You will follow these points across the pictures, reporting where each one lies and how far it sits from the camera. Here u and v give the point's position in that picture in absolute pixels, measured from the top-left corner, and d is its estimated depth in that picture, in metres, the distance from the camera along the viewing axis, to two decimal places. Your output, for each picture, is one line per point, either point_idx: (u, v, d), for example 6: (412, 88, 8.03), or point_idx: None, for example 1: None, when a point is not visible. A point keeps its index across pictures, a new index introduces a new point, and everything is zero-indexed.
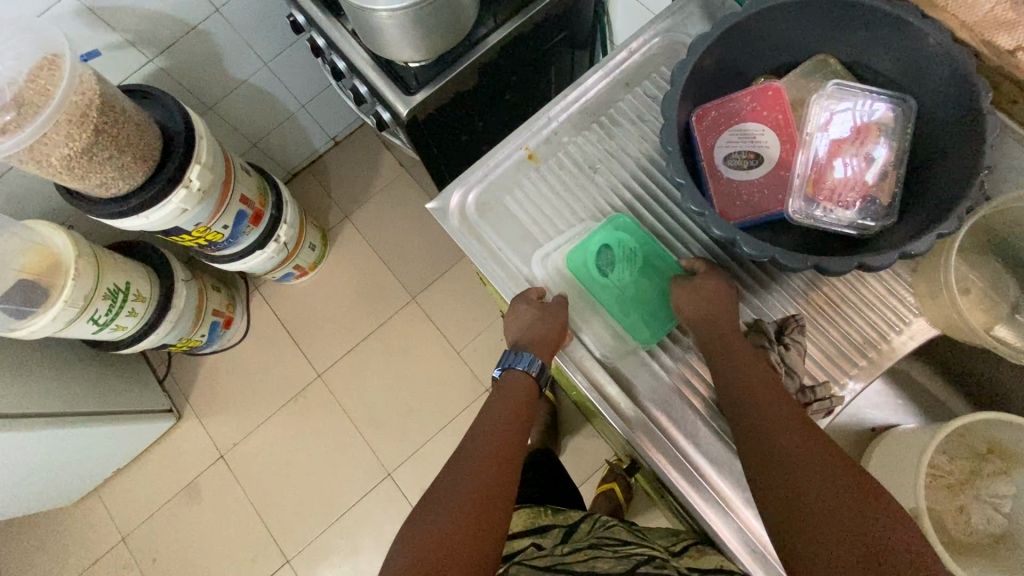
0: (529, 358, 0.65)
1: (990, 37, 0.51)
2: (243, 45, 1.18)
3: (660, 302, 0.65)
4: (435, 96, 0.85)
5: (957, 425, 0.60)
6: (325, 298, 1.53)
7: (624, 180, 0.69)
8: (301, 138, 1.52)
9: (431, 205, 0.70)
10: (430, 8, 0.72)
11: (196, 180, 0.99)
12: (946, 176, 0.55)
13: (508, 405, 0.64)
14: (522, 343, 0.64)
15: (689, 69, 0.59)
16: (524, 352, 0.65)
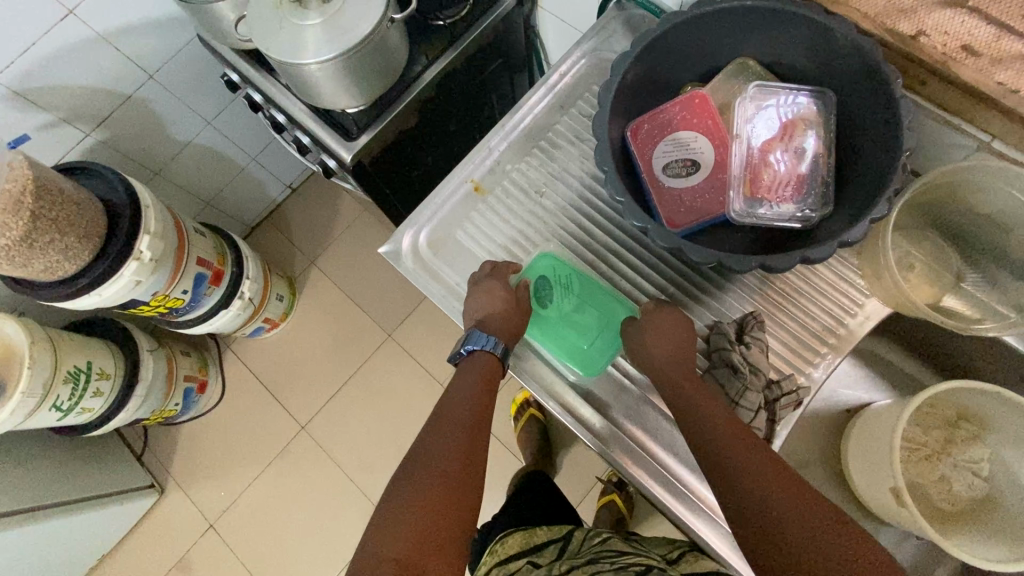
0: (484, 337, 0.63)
1: (891, 24, 0.55)
2: (183, 107, 1.17)
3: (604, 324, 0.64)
4: (377, 138, 0.85)
5: (925, 397, 0.61)
6: (300, 348, 1.51)
7: (571, 200, 0.70)
8: (255, 190, 1.51)
9: (384, 249, 0.69)
10: (359, 54, 0.72)
11: (147, 250, 0.97)
12: (871, 159, 0.57)
13: (472, 384, 0.63)
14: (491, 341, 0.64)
15: (616, 87, 0.61)
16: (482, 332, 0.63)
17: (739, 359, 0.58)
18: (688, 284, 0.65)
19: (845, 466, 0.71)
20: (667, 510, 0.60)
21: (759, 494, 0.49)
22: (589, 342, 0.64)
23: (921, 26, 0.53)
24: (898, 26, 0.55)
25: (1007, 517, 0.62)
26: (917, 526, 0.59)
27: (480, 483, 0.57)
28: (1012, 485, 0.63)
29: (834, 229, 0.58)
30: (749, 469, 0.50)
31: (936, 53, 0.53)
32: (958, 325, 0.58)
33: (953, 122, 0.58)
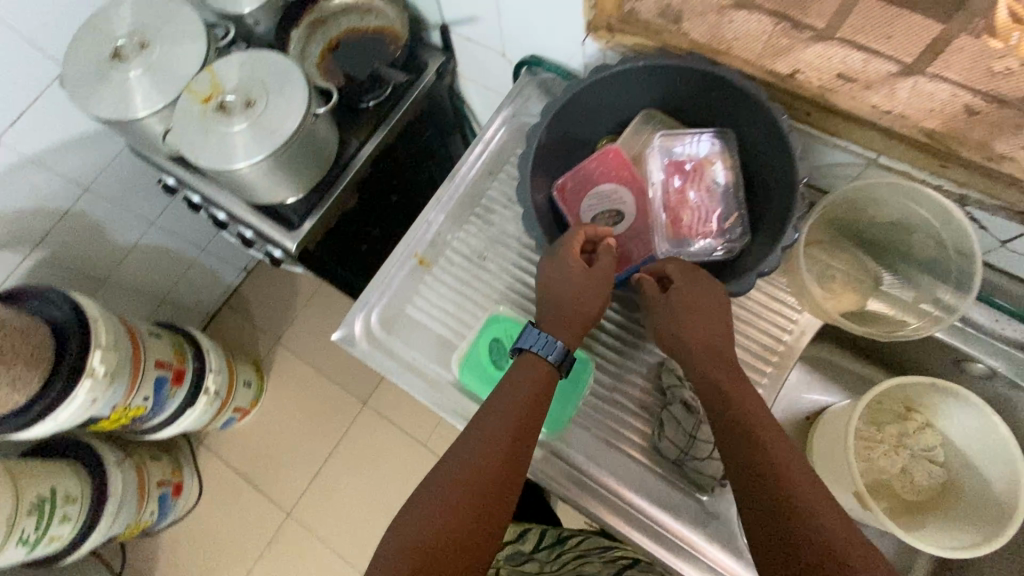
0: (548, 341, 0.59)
1: (771, 64, 0.62)
2: (125, 212, 1.18)
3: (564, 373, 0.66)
4: (320, 222, 0.87)
5: (872, 394, 0.65)
6: (275, 431, 1.47)
7: (513, 261, 0.72)
8: (210, 278, 1.49)
9: (338, 336, 0.70)
10: (288, 150, 0.75)
11: (100, 365, 0.95)
12: (774, 189, 0.64)
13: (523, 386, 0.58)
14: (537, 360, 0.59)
15: (533, 156, 0.64)
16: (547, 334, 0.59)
17: (692, 393, 0.60)
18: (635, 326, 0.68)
19: None
20: (650, 555, 0.60)
21: (776, 478, 0.48)
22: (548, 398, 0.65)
23: (795, 65, 0.60)
24: (776, 65, 0.62)
25: (967, 499, 0.65)
26: (885, 525, 0.61)
27: (503, 522, 0.52)
28: (966, 466, 0.67)
29: (756, 257, 0.62)
30: (770, 456, 0.50)
31: (814, 87, 0.60)
32: (888, 332, 0.62)
33: (842, 145, 0.63)
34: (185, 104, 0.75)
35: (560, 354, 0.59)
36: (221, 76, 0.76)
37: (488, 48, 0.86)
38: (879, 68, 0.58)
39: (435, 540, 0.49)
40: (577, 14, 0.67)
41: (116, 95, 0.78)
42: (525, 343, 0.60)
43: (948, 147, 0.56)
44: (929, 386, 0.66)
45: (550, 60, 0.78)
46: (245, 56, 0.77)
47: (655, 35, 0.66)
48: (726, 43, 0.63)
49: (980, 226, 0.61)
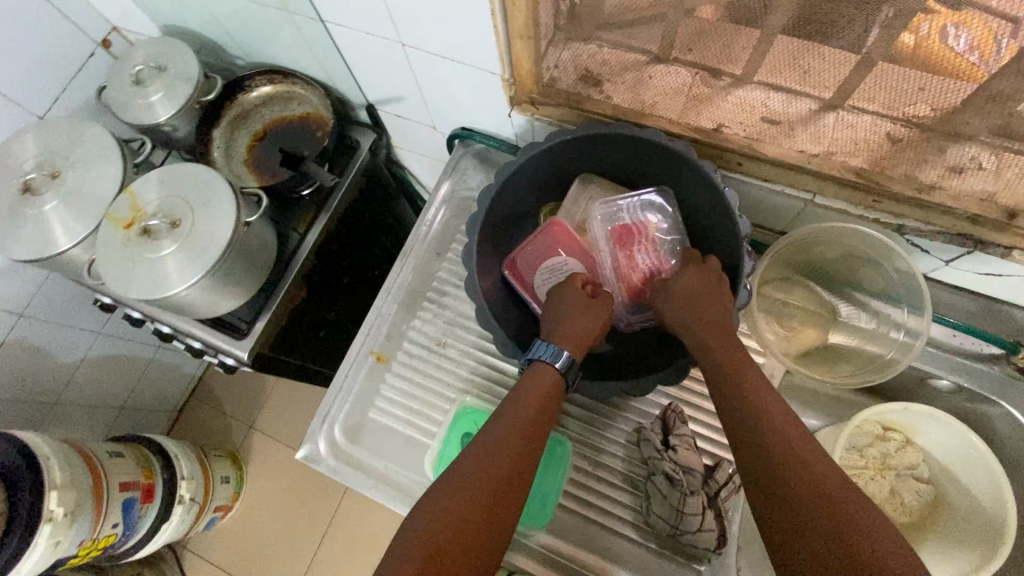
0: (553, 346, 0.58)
1: (695, 121, 0.62)
2: (67, 329, 1.12)
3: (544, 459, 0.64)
4: (270, 323, 0.83)
5: (859, 418, 0.65)
6: (262, 522, 1.42)
7: (474, 343, 0.70)
8: (172, 374, 1.43)
9: (302, 454, 0.67)
10: (223, 265, 0.71)
11: (59, 506, 0.88)
12: (720, 240, 0.64)
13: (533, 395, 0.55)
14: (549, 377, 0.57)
15: (476, 251, 0.62)
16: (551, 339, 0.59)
17: (672, 466, 0.59)
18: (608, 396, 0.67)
19: None
20: None
21: (796, 461, 0.45)
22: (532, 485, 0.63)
23: (719, 121, 0.61)
24: (701, 122, 0.62)
25: (956, 515, 0.66)
26: None
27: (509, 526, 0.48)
28: (952, 481, 0.67)
29: None
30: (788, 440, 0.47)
31: (740, 139, 0.61)
32: (859, 378, 0.62)
33: (779, 189, 0.63)
34: (107, 232, 0.71)
35: (566, 362, 0.57)
36: (143, 198, 0.72)
37: (417, 122, 0.85)
38: (800, 106, 0.57)
39: (439, 531, 0.45)
40: (499, 91, 0.67)
41: (32, 231, 0.73)
42: (535, 353, 0.58)
43: (878, 183, 0.57)
44: (920, 412, 0.66)
45: (481, 130, 0.77)
46: (162, 173, 0.73)
47: (578, 103, 0.65)
48: (648, 104, 0.64)
49: (922, 249, 0.62)
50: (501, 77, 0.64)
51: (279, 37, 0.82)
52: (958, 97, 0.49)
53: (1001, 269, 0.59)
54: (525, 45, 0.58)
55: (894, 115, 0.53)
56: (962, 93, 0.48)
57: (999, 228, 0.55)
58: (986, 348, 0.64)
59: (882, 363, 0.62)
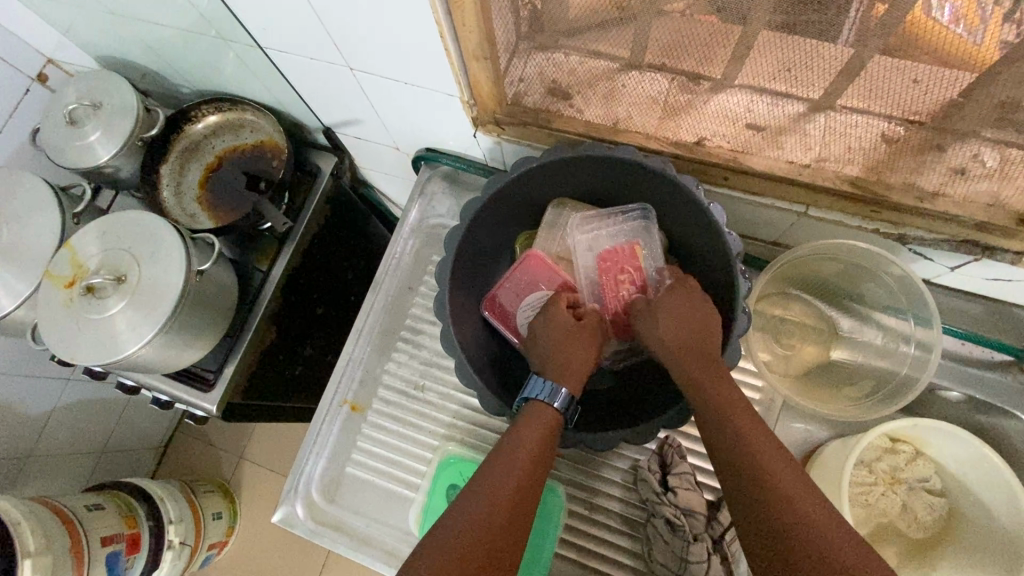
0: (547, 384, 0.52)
1: (675, 135, 0.58)
2: (34, 378, 1.07)
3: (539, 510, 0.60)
4: (239, 370, 0.78)
5: (867, 440, 0.60)
6: (259, 555, 1.38)
7: (454, 385, 0.66)
8: (153, 411, 1.38)
9: (277, 518, 0.62)
10: (176, 320, 0.66)
11: (33, 574, 0.84)
12: (709, 260, 0.59)
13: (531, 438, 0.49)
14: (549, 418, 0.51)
15: (449, 297, 0.58)
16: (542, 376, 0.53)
17: (674, 511, 0.55)
18: None
19: None
20: None
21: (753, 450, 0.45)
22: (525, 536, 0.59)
23: (700, 134, 0.56)
24: (680, 135, 0.57)
25: (972, 530, 0.62)
26: None
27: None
28: (965, 494, 0.64)
29: None
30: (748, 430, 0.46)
31: (725, 152, 0.56)
32: (872, 406, 0.58)
33: (768, 203, 0.59)
34: (47, 293, 0.66)
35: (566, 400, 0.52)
36: (83, 253, 0.67)
37: (379, 145, 0.79)
38: (788, 109, 0.50)
39: None
40: (461, 113, 0.62)
41: None
42: (531, 391, 0.53)
43: (875, 193, 0.53)
44: (933, 428, 0.61)
45: (446, 152, 0.72)
46: (101, 224, 0.68)
47: (546, 122, 0.60)
48: (623, 119, 0.59)
49: (924, 257, 0.58)
50: (460, 100, 0.59)
51: (222, 64, 0.76)
52: (960, 83, 0.42)
53: (1010, 274, 0.55)
54: (482, 66, 0.53)
55: (892, 114, 0.47)
56: (961, 82, 0.41)
57: (1008, 234, 0.51)
58: (996, 354, 0.60)
59: (898, 386, 0.58)
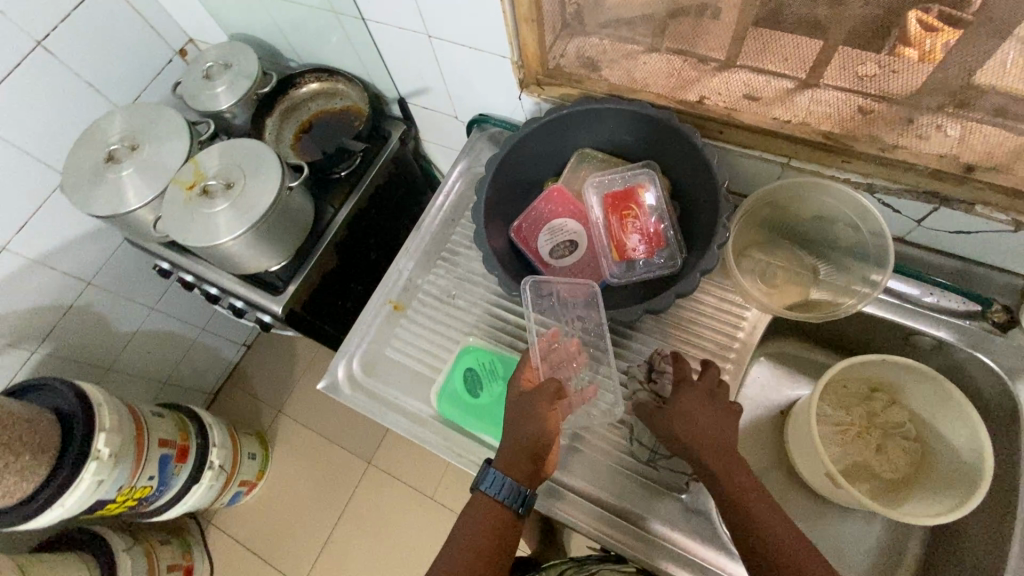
0: (492, 478, 0.60)
1: (682, 96, 0.70)
2: (126, 301, 1.25)
3: None
4: (303, 285, 0.93)
5: (834, 369, 0.68)
6: (283, 503, 1.48)
7: (481, 295, 0.78)
8: (211, 357, 1.54)
9: (322, 384, 0.75)
10: (266, 222, 0.81)
11: (105, 447, 0.98)
12: (702, 198, 0.70)
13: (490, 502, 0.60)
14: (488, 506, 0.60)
15: (484, 207, 0.71)
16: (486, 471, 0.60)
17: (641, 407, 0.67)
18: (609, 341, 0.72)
19: (788, 461, 0.74)
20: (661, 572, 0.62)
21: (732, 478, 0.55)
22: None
23: (702, 95, 0.69)
24: (686, 96, 0.70)
25: (939, 467, 0.67)
26: (858, 501, 0.63)
27: None
28: (936, 437, 0.69)
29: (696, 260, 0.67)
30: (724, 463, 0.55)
31: (720, 109, 0.68)
32: (833, 310, 0.65)
33: (756, 155, 0.70)
34: (172, 192, 0.83)
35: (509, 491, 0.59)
36: (204, 165, 0.85)
37: (441, 114, 0.96)
38: (779, 85, 0.67)
39: None
40: (510, 74, 0.77)
41: (110, 193, 0.86)
42: (483, 481, 0.60)
43: (845, 143, 0.63)
44: (899, 365, 0.68)
45: (496, 115, 0.87)
46: (223, 145, 0.86)
47: (578, 83, 0.75)
48: (640, 83, 0.72)
49: (894, 210, 0.67)
50: (510, 60, 0.74)
51: (329, 39, 0.97)
52: (919, 76, 0.58)
53: (969, 226, 0.63)
54: (530, 28, 0.68)
55: (865, 92, 0.62)
56: (920, 75, 0.58)
57: (957, 181, 0.60)
58: (964, 305, 0.67)
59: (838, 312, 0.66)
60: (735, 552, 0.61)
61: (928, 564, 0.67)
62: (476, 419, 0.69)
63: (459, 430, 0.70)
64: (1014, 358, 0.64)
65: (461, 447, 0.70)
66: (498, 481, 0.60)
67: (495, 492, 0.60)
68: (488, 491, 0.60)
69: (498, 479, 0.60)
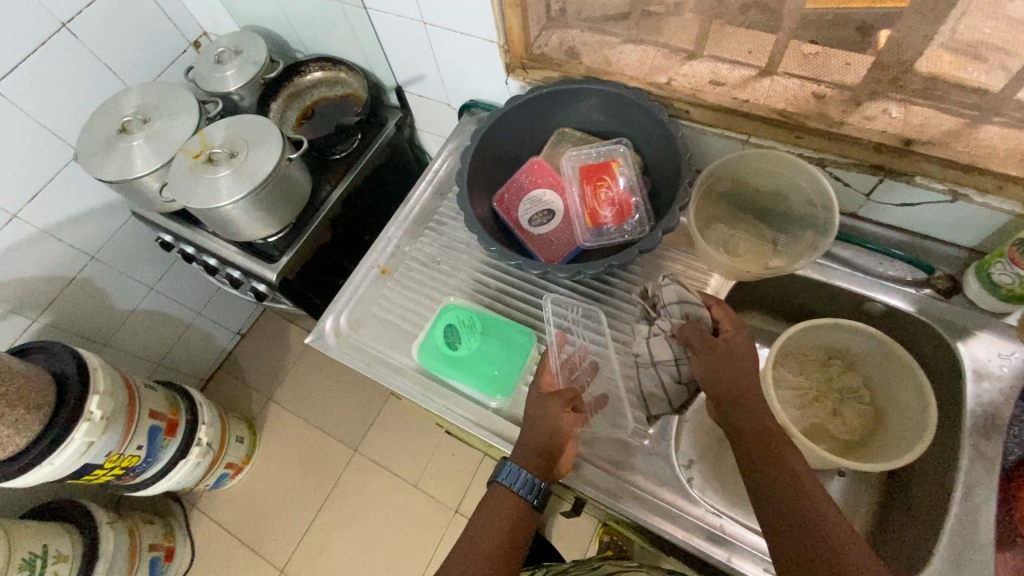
0: (515, 471, 0.61)
1: (653, 79, 0.77)
2: (126, 278, 1.29)
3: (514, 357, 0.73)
4: (297, 255, 0.99)
5: (791, 331, 0.73)
6: (267, 488, 1.49)
7: (463, 261, 0.83)
8: (205, 343, 1.58)
9: (310, 338, 0.79)
10: (266, 189, 0.87)
11: (97, 409, 1.01)
12: (668, 171, 0.76)
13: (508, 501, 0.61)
14: (507, 500, 0.61)
15: (467, 175, 0.77)
16: (509, 464, 0.62)
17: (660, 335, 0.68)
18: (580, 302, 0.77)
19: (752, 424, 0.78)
20: (629, 515, 0.65)
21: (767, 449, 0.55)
22: (501, 366, 0.72)
23: (670, 78, 0.76)
24: (656, 79, 0.77)
25: (888, 426, 0.71)
26: (811, 451, 0.67)
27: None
28: (887, 399, 0.73)
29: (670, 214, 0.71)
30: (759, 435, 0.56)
31: (686, 90, 0.75)
32: (781, 265, 0.71)
33: (718, 133, 0.76)
34: (179, 160, 0.89)
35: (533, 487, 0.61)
36: (210, 137, 0.91)
37: (435, 101, 1.02)
38: (742, 72, 0.73)
39: None
40: (497, 59, 0.83)
41: (119, 160, 0.91)
42: (507, 475, 0.61)
43: (797, 119, 0.69)
44: (850, 329, 0.73)
45: (485, 100, 0.94)
46: (230, 120, 0.92)
47: (559, 67, 0.81)
48: (615, 68, 0.79)
49: (843, 183, 0.72)
50: (497, 44, 0.80)
51: (334, 30, 1.04)
52: (857, 70, 0.67)
53: (912, 197, 0.69)
54: (515, 13, 0.74)
55: (818, 78, 0.69)
56: (859, 71, 0.67)
57: (898, 154, 0.65)
58: (911, 274, 0.73)
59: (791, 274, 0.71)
60: (691, 492, 0.65)
61: (880, 518, 0.70)
62: (455, 372, 0.72)
63: (436, 380, 0.74)
64: (954, 318, 0.71)
65: (439, 397, 0.73)
66: (514, 473, 0.61)
67: (515, 485, 0.61)
68: (510, 483, 0.61)
69: (515, 471, 0.61)
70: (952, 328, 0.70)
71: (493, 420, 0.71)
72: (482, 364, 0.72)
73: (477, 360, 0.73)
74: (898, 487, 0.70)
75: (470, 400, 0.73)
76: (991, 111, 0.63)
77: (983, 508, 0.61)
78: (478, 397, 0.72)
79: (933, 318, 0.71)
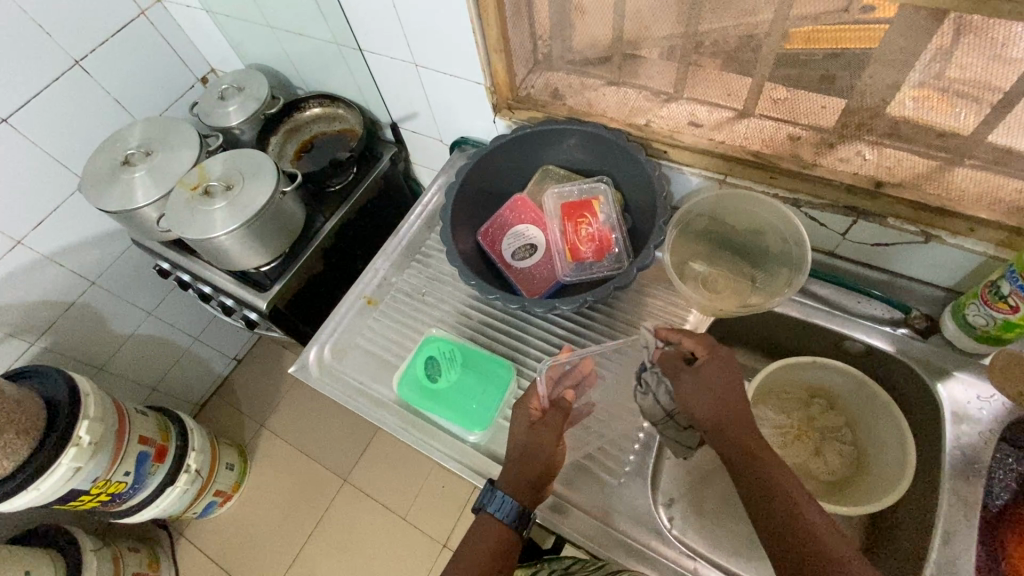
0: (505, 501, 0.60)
1: (633, 120, 0.79)
2: (125, 304, 1.32)
3: (485, 395, 0.73)
4: (288, 284, 1.01)
5: (770, 368, 0.73)
6: (256, 515, 1.48)
7: (449, 293, 0.84)
8: (200, 367, 1.59)
9: (293, 367, 0.80)
10: (258, 221, 0.89)
11: (86, 434, 1.02)
12: (646, 208, 0.79)
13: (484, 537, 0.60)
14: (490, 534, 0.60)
15: (452, 211, 0.79)
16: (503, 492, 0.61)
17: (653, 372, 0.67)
18: (560, 335, 0.78)
19: None
20: (608, 556, 0.64)
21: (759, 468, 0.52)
22: (480, 401, 0.72)
23: (649, 120, 0.78)
24: (636, 120, 0.79)
25: (870, 469, 0.70)
26: None
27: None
28: (868, 440, 0.72)
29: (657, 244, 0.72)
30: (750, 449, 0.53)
31: (663, 131, 0.77)
32: (759, 303, 0.72)
33: (694, 173, 0.78)
34: (177, 192, 0.92)
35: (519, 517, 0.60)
36: (209, 170, 0.94)
37: (428, 137, 1.06)
38: (719, 115, 0.75)
39: None
40: (484, 99, 0.86)
41: (120, 192, 0.94)
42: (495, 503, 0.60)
43: (772, 161, 0.70)
44: (825, 366, 0.73)
45: (473, 137, 0.97)
46: (228, 154, 0.96)
47: (543, 108, 0.84)
48: (596, 109, 0.82)
49: (820, 223, 0.73)
50: (483, 86, 0.83)
51: (333, 70, 1.08)
52: (832, 114, 0.68)
53: (886, 238, 0.70)
54: (500, 56, 0.77)
55: (795, 121, 0.71)
56: (833, 115, 0.68)
57: (870, 197, 0.66)
58: (890, 313, 0.74)
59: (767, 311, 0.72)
60: (664, 532, 0.64)
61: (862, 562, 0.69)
62: (432, 404, 0.73)
63: (416, 414, 0.75)
64: (933, 358, 0.71)
65: (421, 428, 0.73)
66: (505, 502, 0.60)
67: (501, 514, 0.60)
68: (495, 513, 0.60)
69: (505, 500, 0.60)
70: (932, 369, 0.71)
71: (470, 455, 0.71)
72: (456, 395, 0.73)
73: (453, 392, 0.73)
74: (880, 530, 0.69)
75: (448, 434, 0.73)
76: (962, 154, 0.64)
77: (963, 553, 0.59)
78: (454, 431, 0.72)
79: (911, 358, 0.72)
